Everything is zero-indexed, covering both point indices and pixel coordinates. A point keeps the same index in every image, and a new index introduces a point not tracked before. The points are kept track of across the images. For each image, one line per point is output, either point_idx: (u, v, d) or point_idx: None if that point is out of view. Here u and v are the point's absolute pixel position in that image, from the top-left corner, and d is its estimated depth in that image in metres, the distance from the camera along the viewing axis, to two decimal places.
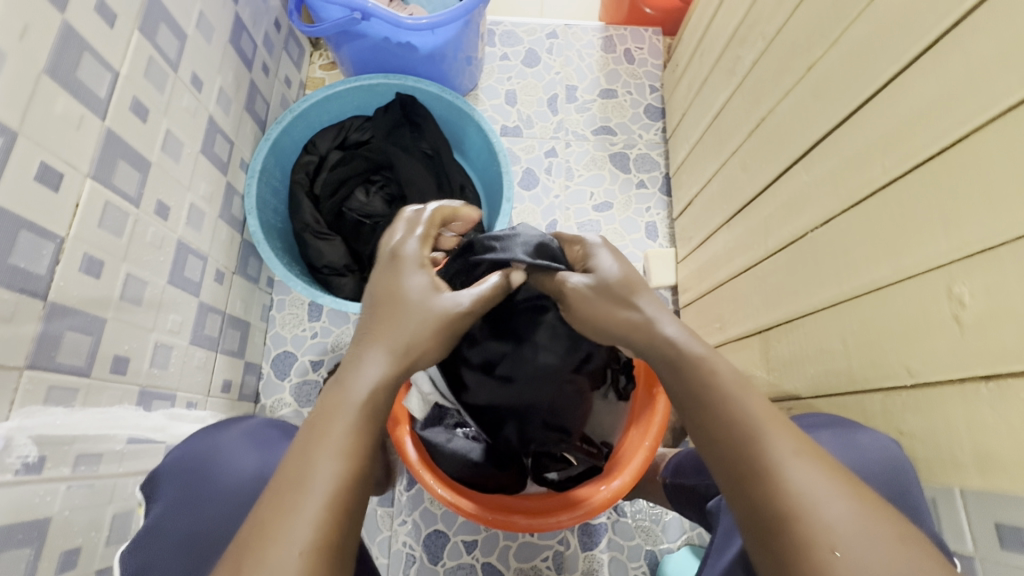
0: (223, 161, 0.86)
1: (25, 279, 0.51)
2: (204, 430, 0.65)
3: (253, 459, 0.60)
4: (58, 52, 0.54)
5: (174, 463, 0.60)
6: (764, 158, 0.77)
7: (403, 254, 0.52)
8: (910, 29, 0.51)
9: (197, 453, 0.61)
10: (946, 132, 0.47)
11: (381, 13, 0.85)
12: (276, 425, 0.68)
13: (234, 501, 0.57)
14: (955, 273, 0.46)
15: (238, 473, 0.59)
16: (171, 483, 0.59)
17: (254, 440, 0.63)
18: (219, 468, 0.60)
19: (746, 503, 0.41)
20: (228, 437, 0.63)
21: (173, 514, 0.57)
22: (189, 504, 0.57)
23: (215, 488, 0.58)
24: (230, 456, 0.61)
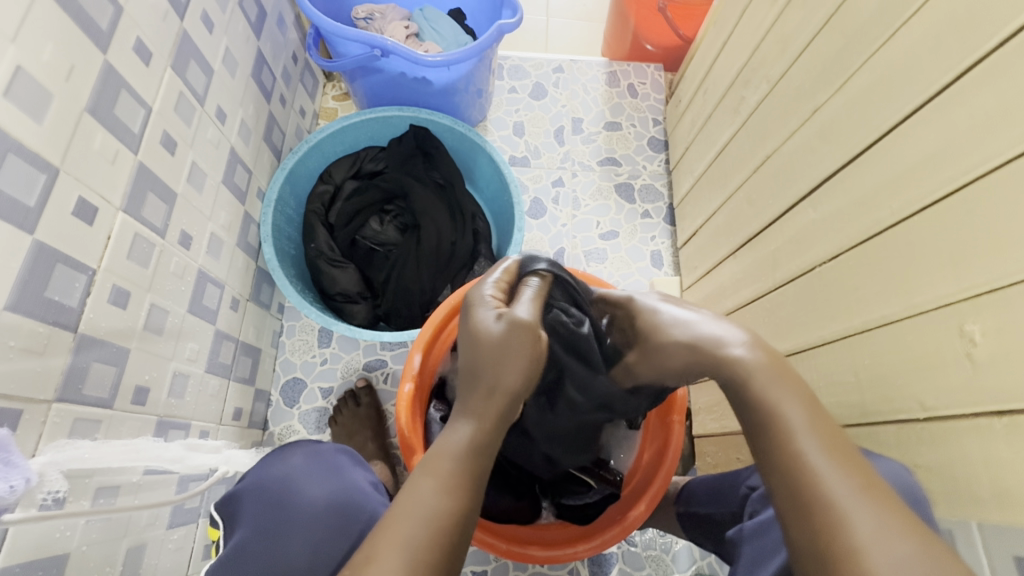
0: (241, 190, 0.87)
1: (59, 312, 0.52)
2: (274, 458, 0.66)
3: (327, 488, 0.62)
4: (100, 90, 0.56)
5: (255, 486, 0.62)
6: (770, 194, 0.80)
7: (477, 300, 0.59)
8: (914, 80, 0.55)
9: (281, 476, 0.63)
10: (951, 178, 0.50)
11: (400, 51, 0.88)
12: (348, 453, 0.71)
13: (311, 528, 0.59)
14: (965, 311, 0.49)
15: (314, 502, 0.61)
16: (253, 506, 0.61)
17: (327, 467, 0.65)
18: (301, 493, 0.61)
19: (802, 532, 0.39)
20: (303, 462, 0.65)
21: (257, 534, 0.58)
22: (265, 527, 0.59)
23: (296, 511, 0.60)
24: (312, 480, 0.63)
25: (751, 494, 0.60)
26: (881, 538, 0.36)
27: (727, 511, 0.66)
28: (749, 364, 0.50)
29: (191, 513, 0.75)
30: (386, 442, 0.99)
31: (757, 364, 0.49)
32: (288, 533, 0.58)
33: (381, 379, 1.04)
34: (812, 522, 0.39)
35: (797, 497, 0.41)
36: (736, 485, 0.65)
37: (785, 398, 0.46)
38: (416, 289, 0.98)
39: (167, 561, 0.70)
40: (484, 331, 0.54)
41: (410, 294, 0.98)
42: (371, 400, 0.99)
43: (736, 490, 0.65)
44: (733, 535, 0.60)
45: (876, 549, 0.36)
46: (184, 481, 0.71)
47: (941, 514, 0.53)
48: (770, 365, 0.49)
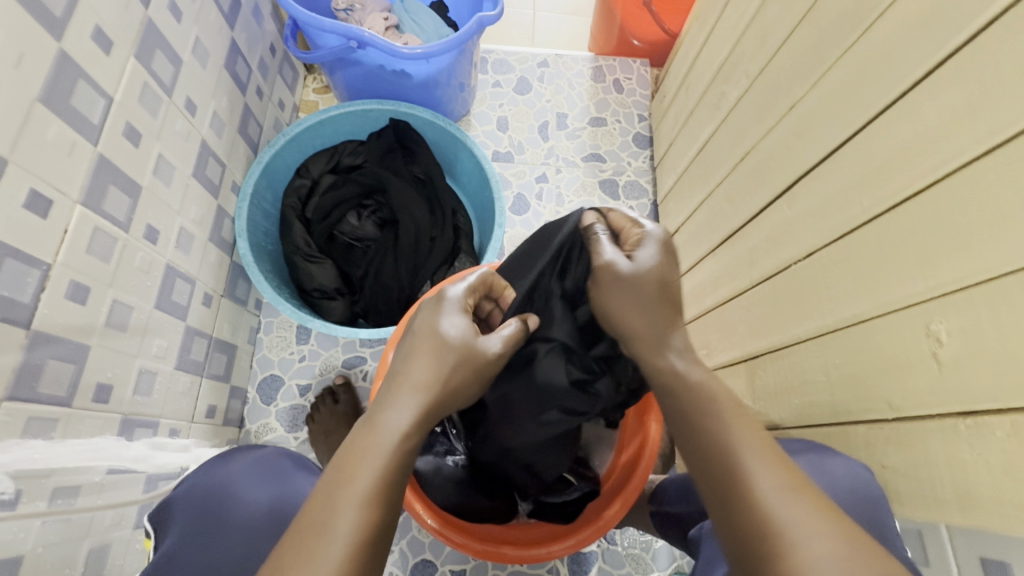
0: (213, 184, 0.85)
1: (9, 307, 0.50)
2: (210, 463, 0.65)
3: (266, 492, 0.61)
4: (53, 79, 0.54)
5: (188, 492, 0.61)
6: (747, 191, 0.80)
7: (447, 299, 0.54)
8: (886, 75, 0.54)
9: (217, 481, 0.62)
10: (921, 175, 0.49)
11: (376, 42, 0.87)
12: (292, 455, 0.69)
13: (250, 533, 0.58)
14: (932, 311, 0.48)
15: (251, 506, 0.60)
16: (185, 512, 0.59)
17: (266, 470, 0.64)
18: (238, 497, 0.60)
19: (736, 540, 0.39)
20: (242, 466, 0.64)
21: (187, 538, 0.57)
22: (199, 533, 0.57)
23: (234, 516, 0.59)
24: (250, 485, 0.62)
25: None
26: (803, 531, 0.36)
27: (695, 508, 0.65)
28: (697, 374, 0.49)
29: None
30: None
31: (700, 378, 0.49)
32: (222, 535, 0.57)
33: (360, 376, 1.03)
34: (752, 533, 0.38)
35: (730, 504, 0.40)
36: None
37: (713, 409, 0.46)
38: (394, 285, 0.97)
39: (134, 561, 0.69)
40: (444, 339, 0.50)
41: (389, 290, 0.97)
42: (349, 398, 0.98)
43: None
44: (697, 533, 0.59)
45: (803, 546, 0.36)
46: (151, 480, 0.70)
47: (910, 515, 0.52)
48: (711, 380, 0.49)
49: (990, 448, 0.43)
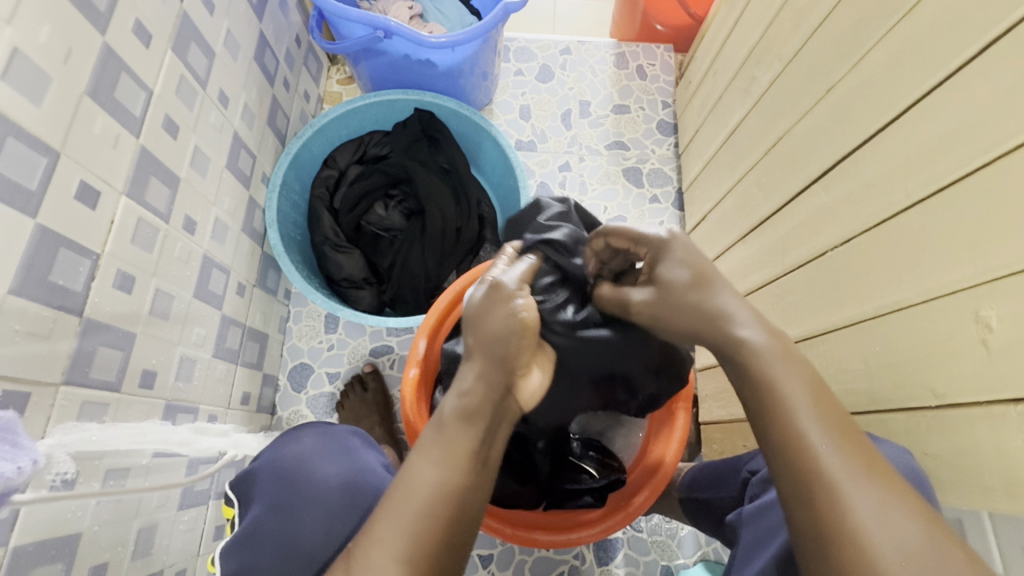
0: (245, 175, 0.87)
1: (63, 296, 0.52)
2: (282, 438, 0.67)
3: (337, 468, 0.63)
4: (99, 72, 0.55)
5: (270, 464, 0.63)
6: (780, 178, 0.78)
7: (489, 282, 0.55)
8: (934, 54, 0.52)
9: (294, 456, 0.63)
10: (969, 158, 0.48)
11: (403, 31, 0.87)
12: (361, 433, 0.71)
13: (323, 507, 0.59)
14: (982, 296, 0.47)
15: (324, 481, 0.61)
16: (269, 483, 0.61)
17: (335, 447, 0.65)
18: (314, 472, 0.62)
19: (797, 507, 0.40)
20: (314, 441, 0.65)
21: (271, 511, 0.59)
22: (282, 503, 0.59)
23: (311, 488, 0.61)
24: (326, 461, 0.63)
25: (751, 478, 0.60)
26: (878, 516, 0.37)
27: (728, 495, 0.66)
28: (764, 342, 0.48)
29: (201, 495, 0.76)
30: (392, 427, 0.99)
31: (765, 342, 0.48)
32: (301, 509, 0.59)
33: (387, 364, 1.04)
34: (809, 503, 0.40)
35: (795, 483, 0.41)
36: (736, 469, 0.65)
37: (785, 377, 0.46)
38: (421, 274, 0.98)
39: (178, 541, 0.72)
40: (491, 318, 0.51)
41: (416, 280, 0.98)
42: (378, 385, 1.00)
43: (736, 474, 0.65)
44: (732, 519, 0.59)
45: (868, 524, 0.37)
46: (193, 464, 0.73)
47: (951, 503, 0.52)
48: (774, 342, 0.48)
49: None
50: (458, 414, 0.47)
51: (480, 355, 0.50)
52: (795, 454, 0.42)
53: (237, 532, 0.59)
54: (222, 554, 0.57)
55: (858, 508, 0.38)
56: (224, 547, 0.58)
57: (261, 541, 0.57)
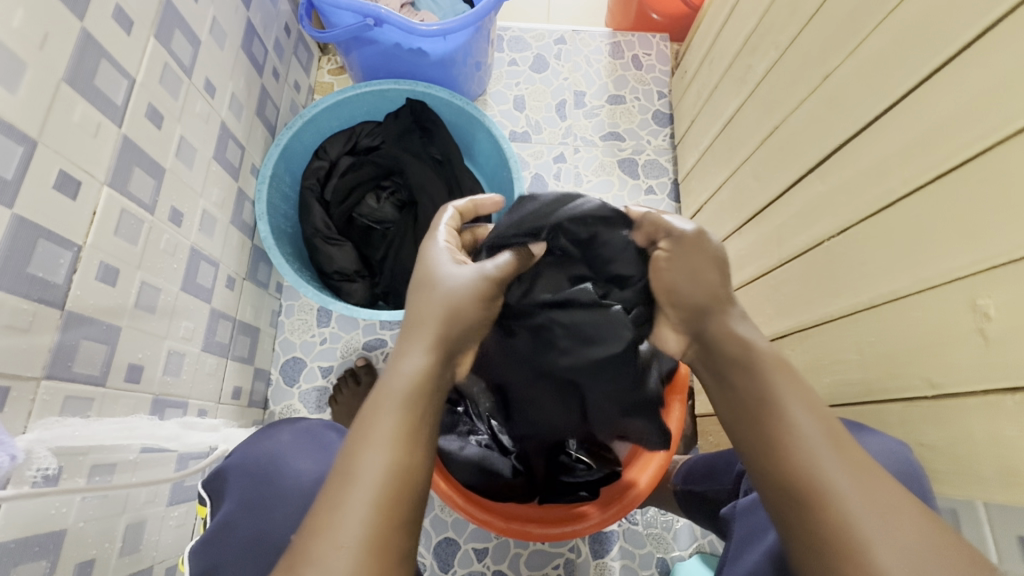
0: (234, 167, 0.85)
1: (43, 289, 0.51)
2: (256, 435, 0.66)
3: (311, 464, 0.62)
4: (77, 58, 0.54)
5: (240, 462, 0.62)
6: (776, 167, 0.77)
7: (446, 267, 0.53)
8: (932, 39, 0.51)
9: (264, 453, 0.63)
10: (966, 146, 0.47)
11: (393, 19, 0.85)
12: (336, 428, 0.71)
13: (296, 503, 0.58)
14: (979, 285, 0.46)
15: (297, 477, 0.60)
16: (239, 480, 0.61)
17: (309, 443, 0.65)
18: (284, 469, 0.61)
19: (800, 521, 0.39)
20: (289, 438, 0.65)
21: (239, 508, 0.58)
22: (254, 500, 0.59)
23: (283, 485, 0.60)
24: (297, 457, 0.63)
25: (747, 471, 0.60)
26: (882, 523, 0.37)
27: (722, 489, 0.65)
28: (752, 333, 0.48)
29: (192, 490, 0.76)
30: None
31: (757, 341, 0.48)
32: (271, 505, 0.58)
33: (381, 358, 1.03)
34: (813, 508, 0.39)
35: (795, 487, 0.40)
36: (732, 462, 0.65)
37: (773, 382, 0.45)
38: (414, 267, 0.97)
39: (168, 537, 0.71)
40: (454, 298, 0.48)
41: (409, 273, 0.97)
42: (371, 379, 0.99)
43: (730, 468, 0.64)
44: (725, 512, 0.59)
45: (873, 534, 0.36)
46: (183, 459, 0.72)
47: (947, 494, 0.51)
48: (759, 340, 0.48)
49: None
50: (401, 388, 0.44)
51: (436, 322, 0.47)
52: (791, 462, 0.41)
53: (208, 530, 0.58)
54: (193, 552, 0.57)
55: (863, 518, 0.37)
56: (196, 546, 0.57)
57: (230, 539, 0.56)
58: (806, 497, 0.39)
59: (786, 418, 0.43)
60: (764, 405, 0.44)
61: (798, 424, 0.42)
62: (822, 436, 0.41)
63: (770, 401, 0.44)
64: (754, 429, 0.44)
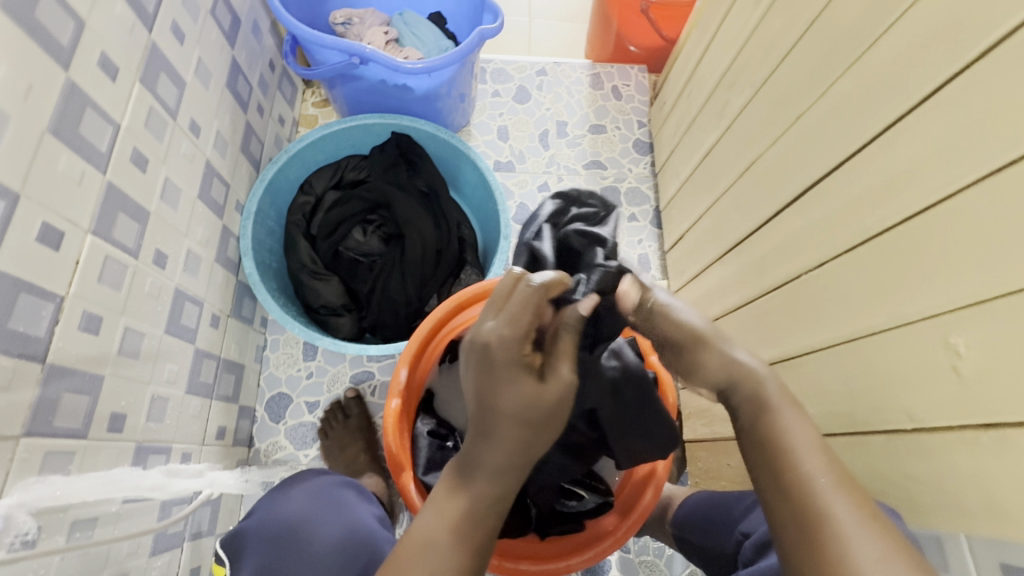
0: (219, 205, 0.85)
1: (24, 343, 0.50)
2: (277, 495, 0.66)
3: (333, 527, 0.62)
4: (62, 110, 0.53)
5: (262, 525, 0.62)
6: (755, 200, 0.80)
7: (494, 356, 0.47)
8: (896, 89, 0.55)
9: (289, 516, 0.63)
10: (935, 189, 0.50)
11: (379, 58, 0.86)
12: (352, 485, 0.70)
13: (319, 570, 0.58)
14: (951, 323, 0.49)
15: (320, 542, 0.60)
16: (261, 544, 0.61)
17: (329, 504, 0.65)
18: (309, 531, 0.61)
19: (801, 549, 0.42)
20: (308, 498, 0.65)
21: (261, 572, 0.58)
22: (276, 566, 0.59)
23: (306, 551, 0.60)
24: (321, 517, 0.63)
25: (744, 540, 0.61)
26: (876, 554, 0.39)
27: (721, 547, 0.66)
28: (772, 387, 0.53)
29: (176, 538, 0.73)
30: (377, 454, 0.97)
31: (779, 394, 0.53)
32: (295, 570, 0.58)
33: (370, 391, 1.02)
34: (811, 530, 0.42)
35: (799, 514, 0.44)
36: (730, 524, 0.65)
37: (791, 426, 0.50)
38: (402, 300, 0.97)
39: None
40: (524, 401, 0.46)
41: (397, 305, 0.97)
42: (360, 411, 0.98)
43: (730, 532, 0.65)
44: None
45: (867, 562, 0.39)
46: (167, 506, 0.70)
47: (932, 523, 0.52)
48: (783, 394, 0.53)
49: (1013, 460, 0.44)
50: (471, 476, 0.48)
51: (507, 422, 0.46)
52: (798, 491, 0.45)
53: None
54: None
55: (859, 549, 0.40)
56: None
57: None
58: (803, 523, 0.43)
59: (792, 455, 0.48)
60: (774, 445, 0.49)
61: (804, 457, 0.47)
62: (827, 474, 0.45)
63: (780, 442, 0.49)
64: (768, 465, 0.48)
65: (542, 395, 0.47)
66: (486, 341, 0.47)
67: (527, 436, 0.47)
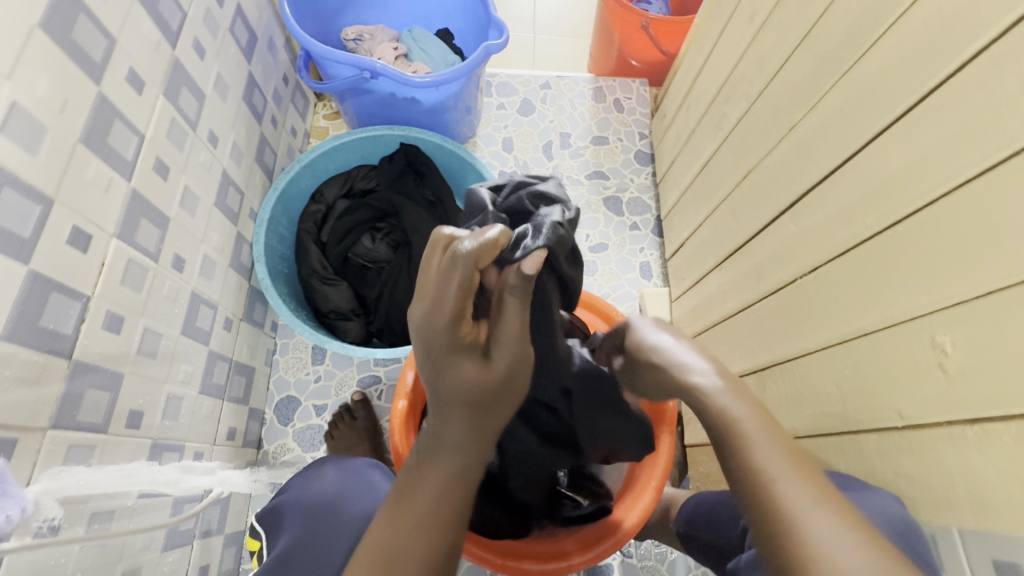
0: (233, 212, 0.88)
1: (53, 340, 0.53)
2: (304, 478, 0.70)
3: (366, 501, 0.65)
4: (93, 120, 0.57)
5: (300, 502, 0.66)
6: (752, 208, 0.82)
7: (437, 342, 0.47)
8: (882, 101, 0.57)
9: (321, 495, 0.66)
10: (920, 195, 0.52)
11: (389, 72, 0.90)
12: (381, 467, 0.73)
13: (353, 538, 0.61)
14: (937, 323, 0.50)
15: (353, 514, 0.63)
16: (297, 518, 0.64)
17: (361, 482, 0.68)
18: (343, 507, 0.64)
19: (763, 543, 0.39)
20: (339, 478, 0.68)
21: (297, 544, 0.62)
22: (311, 537, 0.62)
23: (339, 522, 0.63)
24: (355, 493, 0.66)
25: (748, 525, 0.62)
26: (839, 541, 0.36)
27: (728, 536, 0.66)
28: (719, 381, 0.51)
29: (187, 535, 0.75)
30: (382, 456, 0.99)
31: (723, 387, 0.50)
32: (329, 542, 0.61)
33: (376, 395, 1.05)
34: (772, 527, 0.39)
35: (761, 509, 0.40)
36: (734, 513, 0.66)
37: (749, 421, 0.46)
38: (408, 305, 1.00)
39: None
40: (473, 378, 0.47)
41: (403, 310, 0.99)
42: (367, 414, 1.00)
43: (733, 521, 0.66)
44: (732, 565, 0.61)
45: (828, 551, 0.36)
46: (179, 503, 0.72)
47: (924, 520, 0.53)
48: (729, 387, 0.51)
49: (999, 455, 0.45)
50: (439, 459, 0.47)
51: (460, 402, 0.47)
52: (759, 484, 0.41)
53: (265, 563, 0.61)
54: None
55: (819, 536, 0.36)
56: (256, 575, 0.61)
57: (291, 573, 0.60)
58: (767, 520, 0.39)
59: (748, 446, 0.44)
60: (731, 436, 0.46)
61: (761, 451, 0.43)
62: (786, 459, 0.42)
63: (739, 436, 0.45)
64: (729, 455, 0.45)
65: (489, 371, 0.48)
66: (427, 325, 0.48)
67: (477, 412, 0.48)
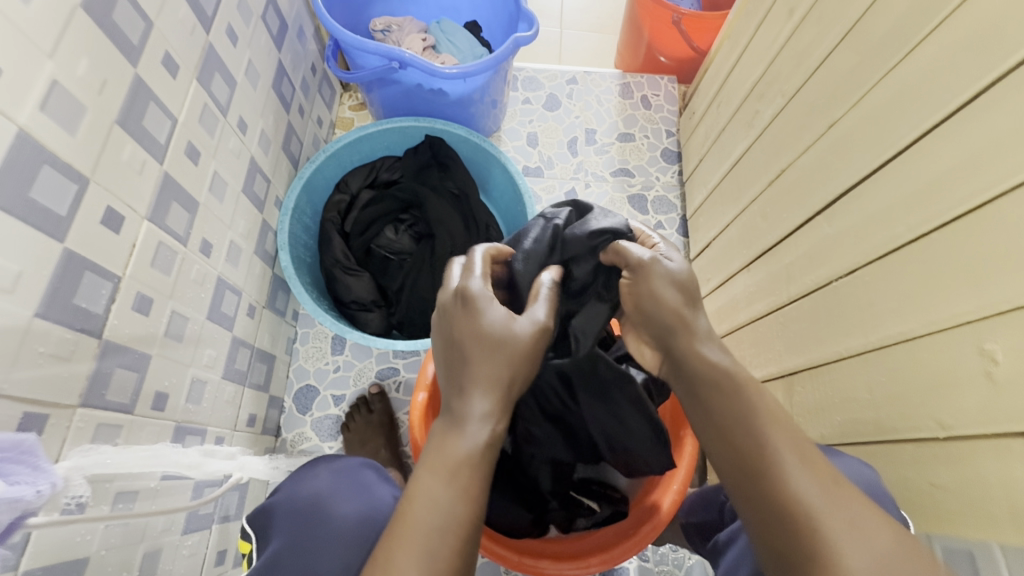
0: (260, 199, 0.88)
1: (85, 319, 0.53)
2: (300, 474, 0.71)
3: (349, 505, 0.64)
4: (129, 102, 0.57)
5: (292, 501, 0.66)
6: (784, 208, 0.80)
7: (472, 295, 0.52)
8: (930, 97, 0.55)
9: (310, 494, 0.66)
10: (970, 196, 0.50)
11: (417, 63, 0.89)
12: (374, 467, 0.72)
13: (339, 543, 0.61)
14: (985, 330, 0.48)
15: (336, 518, 0.63)
16: (288, 518, 0.64)
17: (346, 482, 0.68)
18: (335, 507, 0.64)
19: (756, 512, 0.43)
20: (329, 479, 0.68)
21: (291, 548, 0.61)
22: (301, 541, 0.62)
23: (323, 526, 0.62)
24: (341, 496, 0.66)
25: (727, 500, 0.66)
26: (854, 523, 0.40)
27: (712, 515, 0.69)
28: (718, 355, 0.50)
29: (206, 519, 0.76)
30: (398, 450, 0.99)
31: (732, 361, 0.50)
32: (320, 544, 0.61)
33: (393, 387, 1.04)
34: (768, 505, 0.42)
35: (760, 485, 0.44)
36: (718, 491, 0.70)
37: (755, 396, 0.48)
38: (429, 297, 0.99)
39: (181, 567, 0.71)
40: (503, 330, 0.50)
41: (423, 303, 0.99)
42: (383, 407, 1.00)
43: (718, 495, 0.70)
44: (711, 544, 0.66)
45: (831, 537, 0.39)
46: (198, 487, 0.72)
47: (964, 536, 0.51)
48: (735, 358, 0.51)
49: None
50: (485, 425, 0.47)
51: (489, 358, 0.49)
52: (764, 464, 0.44)
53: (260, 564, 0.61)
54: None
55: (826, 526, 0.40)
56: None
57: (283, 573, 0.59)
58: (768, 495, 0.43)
59: (754, 424, 0.46)
60: (739, 408, 0.47)
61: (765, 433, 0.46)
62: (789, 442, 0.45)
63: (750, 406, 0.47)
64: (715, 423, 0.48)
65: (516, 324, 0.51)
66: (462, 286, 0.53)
67: (506, 368, 0.49)
